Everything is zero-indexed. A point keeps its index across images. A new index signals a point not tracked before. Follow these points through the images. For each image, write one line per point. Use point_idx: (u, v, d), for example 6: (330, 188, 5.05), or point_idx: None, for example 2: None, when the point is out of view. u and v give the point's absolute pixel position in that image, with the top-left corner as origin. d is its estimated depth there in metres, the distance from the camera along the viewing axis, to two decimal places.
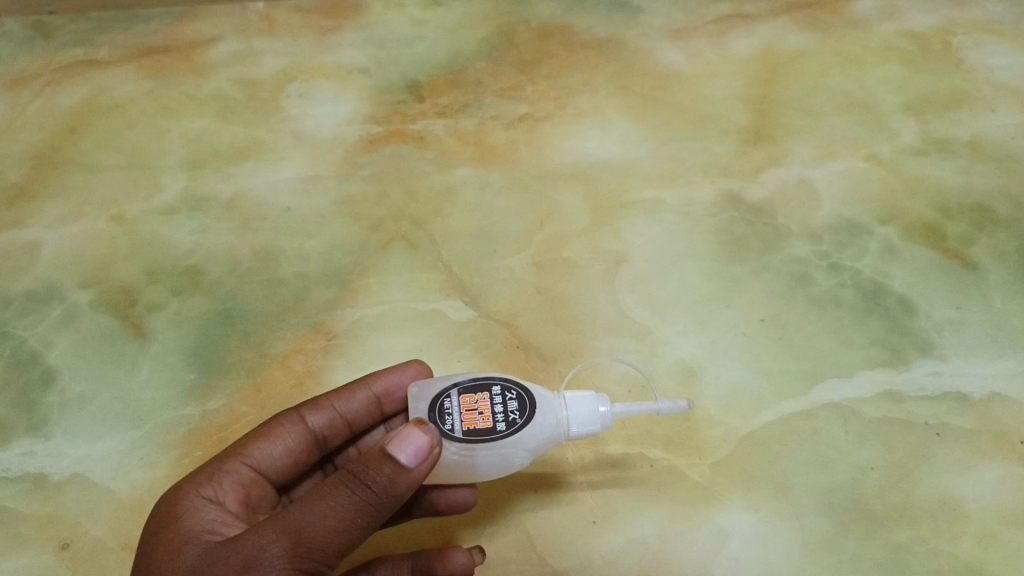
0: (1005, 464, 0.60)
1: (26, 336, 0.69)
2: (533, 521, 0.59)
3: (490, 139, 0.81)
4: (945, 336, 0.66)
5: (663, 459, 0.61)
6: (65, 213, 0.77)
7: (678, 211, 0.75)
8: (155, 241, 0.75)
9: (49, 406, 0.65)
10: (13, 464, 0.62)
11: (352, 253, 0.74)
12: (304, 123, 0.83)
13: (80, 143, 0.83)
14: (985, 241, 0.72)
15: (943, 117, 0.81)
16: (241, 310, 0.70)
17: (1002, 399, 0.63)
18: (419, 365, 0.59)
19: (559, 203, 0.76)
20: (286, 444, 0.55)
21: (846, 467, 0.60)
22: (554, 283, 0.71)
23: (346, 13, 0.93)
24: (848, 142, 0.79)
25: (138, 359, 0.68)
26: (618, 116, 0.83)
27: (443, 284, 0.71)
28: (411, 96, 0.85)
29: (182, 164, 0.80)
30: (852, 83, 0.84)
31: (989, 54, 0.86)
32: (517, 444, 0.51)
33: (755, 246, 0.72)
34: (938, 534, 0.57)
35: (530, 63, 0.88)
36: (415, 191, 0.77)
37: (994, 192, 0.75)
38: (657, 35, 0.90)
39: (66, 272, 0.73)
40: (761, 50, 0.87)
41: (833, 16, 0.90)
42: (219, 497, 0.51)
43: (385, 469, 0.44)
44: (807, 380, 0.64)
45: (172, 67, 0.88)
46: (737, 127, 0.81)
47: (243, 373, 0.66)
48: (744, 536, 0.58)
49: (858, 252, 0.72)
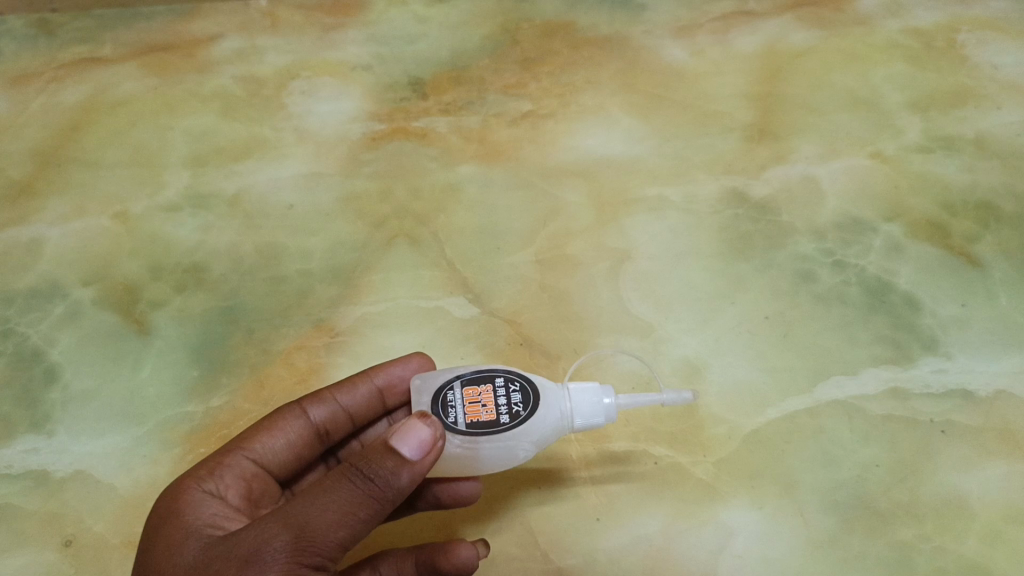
0: (1012, 462, 0.59)
1: (29, 333, 0.69)
2: (537, 518, 0.59)
3: (493, 137, 0.81)
4: (950, 334, 0.66)
5: (666, 456, 0.61)
6: (68, 210, 0.77)
7: (681, 208, 0.75)
8: (158, 238, 0.75)
9: (52, 403, 0.65)
10: (17, 461, 0.62)
11: (355, 250, 0.73)
12: (307, 120, 0.83)
13: (83, 140, 0.83)
14: (989, 238, 0.71)
15: (947, 115, 0.81)
16: (243, 307, 0.70)
17: (1008, 396, 0.62)
18: (421, 358, 0.59)
19: (562, 200, 0.76)
20: (289, 438, 0.55)
21: (851, 464, 0.60)
22: (558, 281, 0.71)
23: (349, 11, 0.93)
24: (852, 140, 0.79)
25: (141, 356, 0.68)
26: (621, 113, 0.83)
27: (446, 282, 0.71)
28: (414, 94, 0.85)
29: (185, 162, 0.80)
30: (857, 81, 0.84)
31: (994, 51, 0.85)
32: (522, 437, 0.50)
33: (759, 243, 0.72)
34: (943, 532, 0.57)
35: (533, 60, 0.88)
36: (418, 189, 0.77)
37: (998, 189, 0.75)
38: (660, 32, 0.90)
39: (69, 269, 0.73)
40: (765, 47, 0.87)
41: (837, 14, 0.90)
42: (221, 491, 0.51)
43: (387, 462, 0.44)
44: (810, 377, 0.64)
45: (175, 65, 0.88)
46: (741, 125, 0.81)
47: (246, 370, 0.66)
48: (747, 534, 0.58)
49: (863, 249, 0.71)
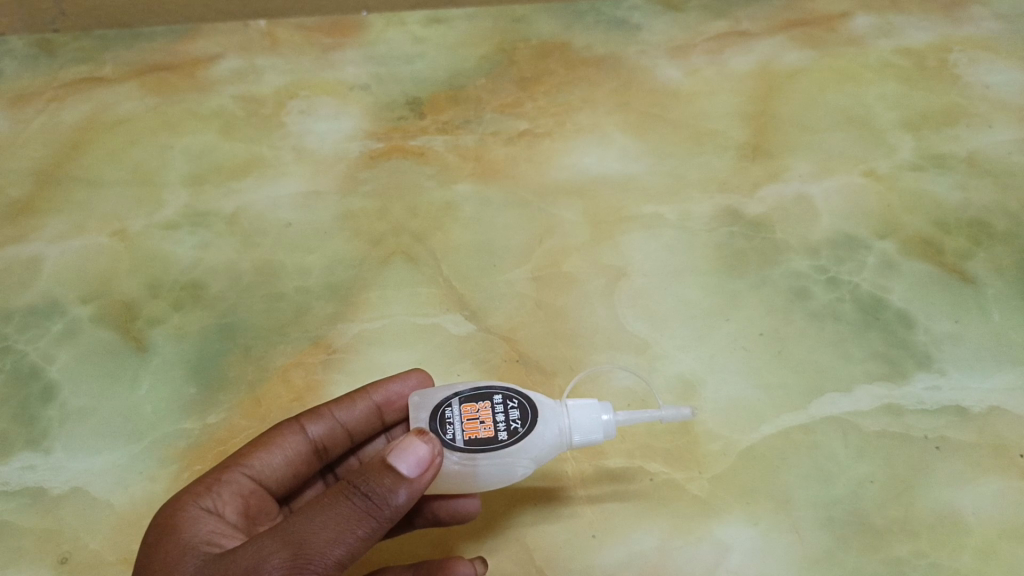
0: (1005, 478, 0.60)
1: (27, 350, 0.70)
2: (533, 535, 0.59)
3: (489, 155, 0.82)
4: (944, 350, 0.66)
5: (662, 473, 0.61)
6: (67, 228, 0.78)
7: (677, 226, 0.76)
8: (157, 256, 0.75)
9: (49, 420, 0.66)
10: (13, 478, 0.63)
11: (352, 268, 0.74)
12: (305, 139, 0.84)
13: (82, 158, 0.83)
14: (982, 255, 0.72)
15: (940, 133, 0.82)
16: (241, 324, 0.70)
17: (1001, 412, 0.63)
18: (420, 374, 0.59)
19: (559, 218, 0.77)
20: (286, 454, 0.55)
21: (846, 480, 0.60)
22: (553, 298, 0.71)
23: (347, 31, 0.95)
24: (845, 159, 0.80)
25: (138, 373, 0.68)
26: (617, 132, 0.83)
27: (443, 299, 0.72)
28: (411, 113, 0.86)
29: (184, 180, 0.81)
30: (850, 100, 0.85)
31: (985, 71, 0.87)
32: (520, 453, 0.51)
33: (754, 261, 0.73)
34: (938, 548, 0.57)
35: (529, 80, 0.89)
36: (415, 207, 0.78)
37: (991, 207, 0.75)
38: (656, 52, 0.91)
39: (68, 286, 0.73)
40: (759, 67, 0.88)
41: (831, 34, 0.91)
42: (219, 508, 0.51)
43: (386, 480, 0.45)
44: (805, 395, 0.64)
45: (175, 84, 0.89)
46: (736, 143, 0.82)
47: (243, 387, 0.67)
48: (744, 551, 0.58)
49: (856, 266, 0.72)
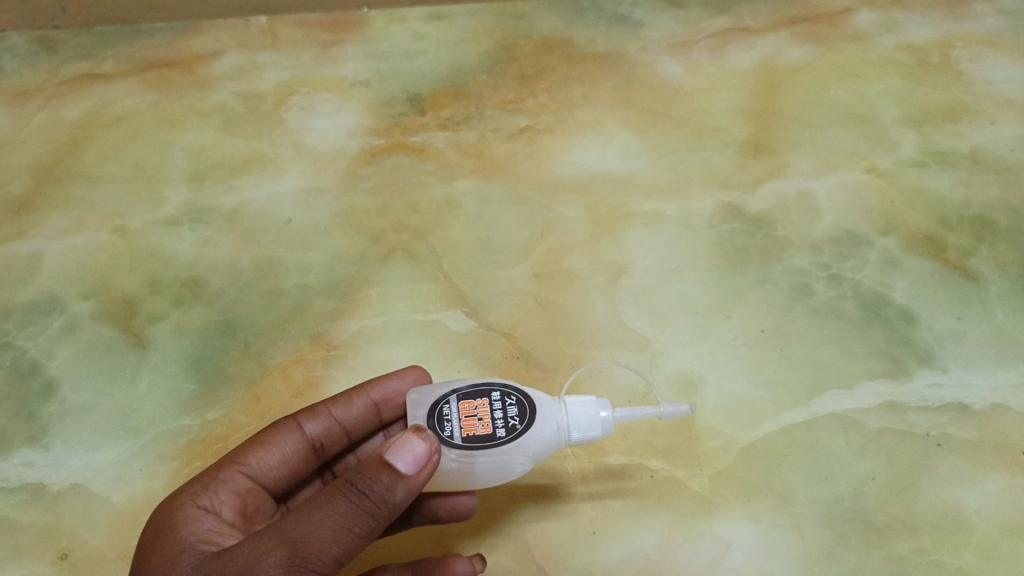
0: (1007, 475, 0.59)
1: (27, 346, 0.69)
2: (533, 532, 0.59)
3: (490, 152, 0.82)
4: (946, 347, 0.66)
5: (663, 470, 0.61)
6: (67, 225, 0.78)
7: (678, 222, 0.75)
8: (157, 252, 0.75)
9: (49, 417, 0.65)
10: (13, 474, 0.62)
11: (352, 265, 0.74)
12: (306, 136, 0.84)
13: (82, 154, 0.83)
14: (985, 252, 0.72)
15: (943, 130, 0.81)
16: (241, 321, 0.70)
17: (1003, 410, 0.62)
18: (417, 371, 0.59)
19: (560, 215, 0.76)
20: (284, 452, 0.55)
21: (847, 478, 0.60)
22: (554, 295, 0.71)
23: (348, 28, 0.94)
24: (848, 155, 0.80)
25: (138, 369, 0.68)
26: (618, 128, 0.83)
27: (443, 296, 0.71)
28: (412, 109, 0.86)
29: (184, 176, 0.81)
30: (852, 96, 0.85)
31: (988, 67, 0.86)
32: (518, 450, 0.50)
33: (755, 258, 0.72)
34: (939, 545, 0.57)
35: (531, 76, 0.88)
36: (416, 203, 0.78)
37: (994, 203, 0.75)
38: (657, 48, 0.90)
39: (68, 283, 0.73)
40: (760, 63, 0.88)
41: (833, 30, 0.91)
42: (216, 507, 0.51)
43: (383, 477, 0.45)
44: (806, 392, 0.64)
45: (176, 80, 0.89)
46: (738, 140, 0.81)
47: (243, 384, 0.66)
48: (745, 548, 0.57)
49: (858, 263, 0.72)
